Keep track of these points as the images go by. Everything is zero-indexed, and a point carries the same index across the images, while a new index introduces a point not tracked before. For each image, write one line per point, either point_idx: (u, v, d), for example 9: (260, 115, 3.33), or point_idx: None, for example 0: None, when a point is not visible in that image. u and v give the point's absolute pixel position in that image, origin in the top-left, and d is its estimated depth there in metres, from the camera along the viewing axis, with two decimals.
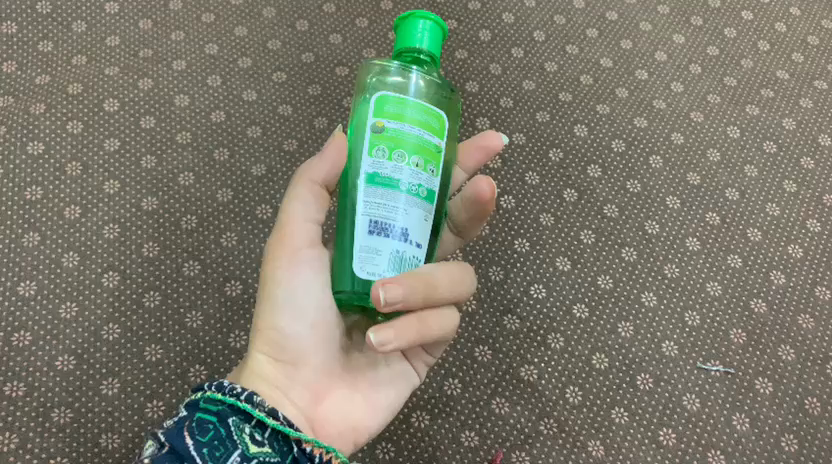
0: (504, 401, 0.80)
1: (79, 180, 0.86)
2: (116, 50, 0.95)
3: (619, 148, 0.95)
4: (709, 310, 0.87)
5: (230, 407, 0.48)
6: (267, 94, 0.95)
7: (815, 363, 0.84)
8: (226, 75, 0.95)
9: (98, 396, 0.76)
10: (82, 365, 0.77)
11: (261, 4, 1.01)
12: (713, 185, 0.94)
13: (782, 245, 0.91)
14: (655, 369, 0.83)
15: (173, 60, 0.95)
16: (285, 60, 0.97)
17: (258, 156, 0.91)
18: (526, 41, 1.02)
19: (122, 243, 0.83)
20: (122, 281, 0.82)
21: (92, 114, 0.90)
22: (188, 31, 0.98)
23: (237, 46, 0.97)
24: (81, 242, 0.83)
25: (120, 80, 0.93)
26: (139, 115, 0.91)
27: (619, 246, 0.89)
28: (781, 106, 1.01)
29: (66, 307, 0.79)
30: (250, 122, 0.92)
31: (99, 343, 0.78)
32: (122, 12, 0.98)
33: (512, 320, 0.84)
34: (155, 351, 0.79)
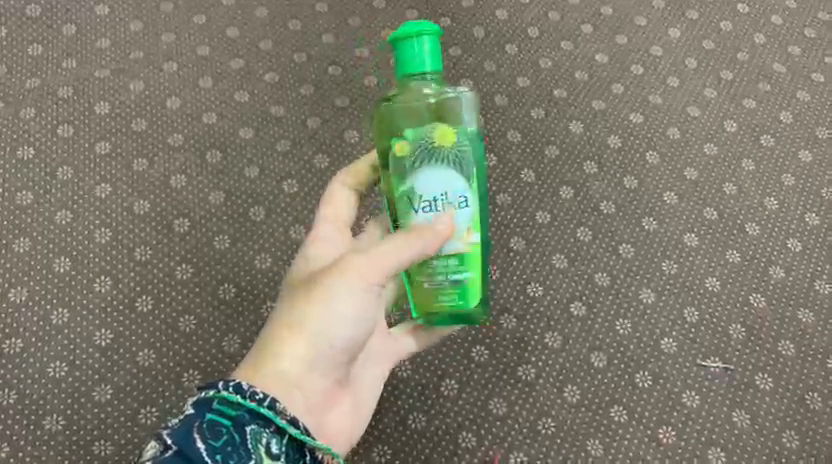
0: (523, 455, 0.87)
1: (108, 248, 0.94)
2: (146, 106, 1.02)
3: (609, 211, 1.01)
4: (729, 354, 0.93)
5: (249, 411, 0.56)
6: (295, 149, 1.02)
7: (813, 432, 0.88)
8: (255, 129, 1.02)
9: (139, 458, 0.84)
10: (121, 451, 0.84)
11: (284, 58, 1.08)
12: (724, 237, 1.00)
13: (796, 297, 0.96)
14: (679, 424, 0.89)
15: (203, 115, 1.02)
16: (307, 111, 1.04)
17: (288, 211, 0.98)
18: (542, 99, 1.08)
19: (154, 317, 0.91)
20: (158, 359, 0.88)
21: (123, 177, 0.98)
22: (216, 82, 1.05)
23: (263, 100, 1.04)
24: (117, 309, 0.91)
25: (151, 138, 1.00)
26: (168, 175, 0.98)
27: (613, 321, 0.94)
28: (783, 162, 1.05)
29: (103, 390, 0.86)
30: (282, 177, 1.00)
31: (136, 427, 0.85)
32: (151, 67, 1.05)
33: (528, 370, 0.91)
34: (178, 431, 0.83)
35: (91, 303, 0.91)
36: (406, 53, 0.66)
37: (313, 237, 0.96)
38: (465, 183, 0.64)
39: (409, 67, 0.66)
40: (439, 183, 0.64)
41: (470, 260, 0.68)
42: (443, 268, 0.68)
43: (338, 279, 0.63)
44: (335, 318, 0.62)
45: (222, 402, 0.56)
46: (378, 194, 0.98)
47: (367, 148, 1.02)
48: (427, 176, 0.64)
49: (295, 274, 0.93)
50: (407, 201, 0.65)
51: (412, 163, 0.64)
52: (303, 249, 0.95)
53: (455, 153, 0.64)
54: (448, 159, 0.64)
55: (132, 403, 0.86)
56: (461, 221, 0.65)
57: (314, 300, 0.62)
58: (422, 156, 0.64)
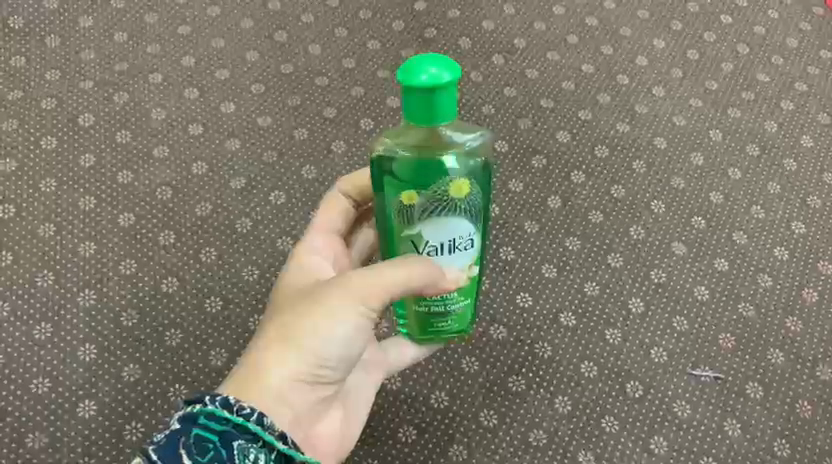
0: (492, 413, 0.78)
1: (54, 195, 0.85)
2: (90, 64, 0.94)
3: (602, 154, 0.95)
4: (697, 315, 0.85)
5: (237, 426, 0.50)
6: (246, 105, 0.93)
7: (802, 379, 0.82)
8: (203, 87, 0.94)
9: (74, 420, 0.74)
10: (57, 389, 0.75)
11: (238, 16, 1.00)
12: (697, 189, 0.93)
13: (767, 247, 0.90)
14: (644, 376, 0.81)
15: (149, 73, 0.94)
16: (263, 72, 0.96)
17: (237, 168, 0.89)
18: (507, 48, 1.02)
19: (98, 261, 0.82)
20: (99, 299, 0.80)
21: (65, 129, 0.89)
22: (164, 43, 0.97)
23: (214, 58, 0.96)
24: (55, 261, 0.82)
25: (96, 95, 0.92)
26: (114, 130, 0.90)
27: (604, 254, 0.88)
28: (762, 109, 1.00)
29: (41, 328, 0.78)
30: (228, 135, 0.91)
31: (74, 364, 0.77)
32: (96, 25, 0.97)
33: (499, 330, 0.83)
34: (133, 371, 0.77)
35: (32, 243, 0.82)
36: (434, 92, 0.51)
37: (273, 188, 0.88)
38: (473, 225, 0.58)
39: (434, 122, 0.53)
40: (441, 232, 0.57)
41: (466, 294, 0.63)
42: (440, 299, 0.62)
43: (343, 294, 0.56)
44: (336, 334, 0.55)
45: (209, 417, 0.50)
46: (344, 138, 0.92)
47: (333, 93, 0.95)
48: (433, 229, 0.57)
49: (257, 217, 0.86)
50: (410, 244, 0.59)
51: (420, 213, 0.56)
52: (260, 193, 0.88)
53: (468, 205, 0.57)
54: (459, 210, 0.57)
55: (71, 353, 0.77)
56: (460, 265, 0.60)
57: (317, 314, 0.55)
58: (430, 207, 0.56)
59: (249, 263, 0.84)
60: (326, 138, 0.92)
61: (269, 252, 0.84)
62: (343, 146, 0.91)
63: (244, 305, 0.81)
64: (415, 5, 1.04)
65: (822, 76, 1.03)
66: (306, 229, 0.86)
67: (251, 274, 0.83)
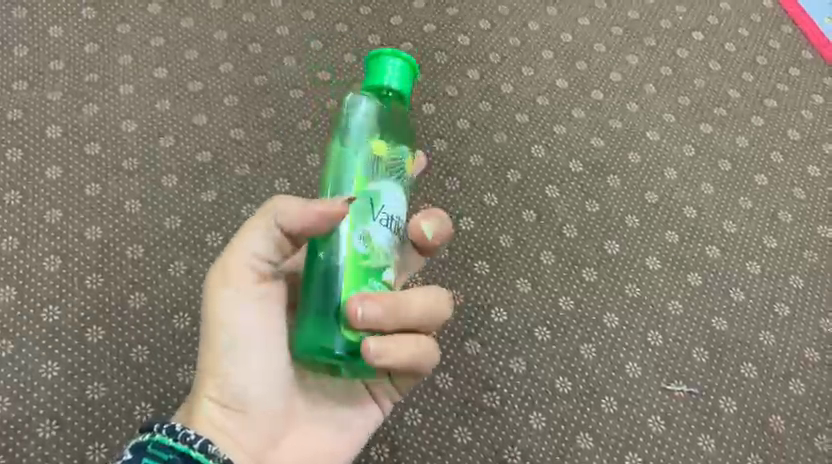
0: (467, 429, 0.78)
1: (18, 207, 0.83)
2: (59, 75, 0.92)
3: (577, 168, 0.95)
4: (671, 330, 0.85)
5: (182, 456, 0.48)
6: (219, 117, 0.92)
7: (775, 394, 0.82)
8: (175, 100, 0.92)
9: (34, 440, 0.72)
10: (17, 407, 0.73)
11: (212, 27, 0.99)
12: (670, 204, 0.94)
13: (740, 262, 0.90)
14: (619, 391, 0.81)
15: (121, 84, 0.92)
16: (237, 84, 0.95)
17: (208, 181, 0.88)
18: (481, 62, 1.02)
19: (63, 276, 0.80)
20: (63, 315, 0.78)
21: (33, 140, 0.87)
22: (136, 54, 0.95)
23: (186, 70, 0.95)
24: (18, 276, 0.79)
25: (65, 106, 0.90)
26: (83, 142, 0.88)
27: (578, 268, 0.88)
28: (734, 125, 1.01)
29: (2, 344, 0.76)
30: (200, 147, 0.90)
31: (36, 382, 0.74)
32: (66, 35, 0.95)
33: (473, 345, 0.82)
34: (97, 389, 0.75)
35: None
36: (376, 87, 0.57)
37: (244, 202, 0.87)
38: None
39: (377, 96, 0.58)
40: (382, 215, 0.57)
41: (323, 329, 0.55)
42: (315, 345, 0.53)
43: (221, 289, 0.54)
44: (237, 334, 0.54)
45: (157, 445, 0.49)
46: (318, 151, 0.91)
47: (308, 107, 0.94)
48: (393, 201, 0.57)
49: (227, 231, 0.85)
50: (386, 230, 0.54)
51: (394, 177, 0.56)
52: (230, 207, 0.86)
53: None
54: None
55: (32, 369, 0.75)
56: None
57: (216, 322, 0.54)
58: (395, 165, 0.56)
59: None
60: (299, 151, 0.91)
61: None
62: (317, 160, 0.91)
63: None
64: (391, 19, 1.03)
65: (791, 92, 1.05)
66: None
67: None
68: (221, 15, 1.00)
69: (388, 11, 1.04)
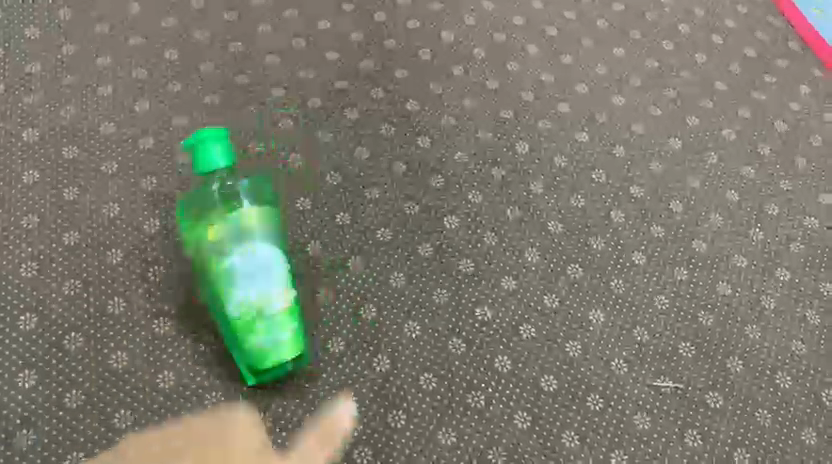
0: (527, 415, 0.80)
1: (86, 218, 0.86)
2: (109, 78, 0.96)
3: (621, 153, 0.99)
4: (722, 313, 0.88)
5: None
6: (264, 113, 0.96)
7: (813, 391, 0.84)
8: (223, 95, 0.97)
9: (110, 431, 0.74)
10: (92, 400, 0.76)
11: (250, 27, 1.03)
12: (715, 187, 0.97)
13: (784, 244, 0.94)
14: (672, 371, 0.84)
15: (169, 84, 0.97)
16: (285, 79, 1.00)
17: (260, 174, 0.91)
18: (519, 53, 1.06)
19: (125, 268, 0.83)
20: (128, 307, 0.81)
21: (88, 138, 0.91)
22: (182, 52, 1.00)
23: (231, 66, 1.00)
24: (83, 269, 0.82)
25: (116, 107, 0.94)
26: (135, 139, 0.92)
27: (627, 253, 0.91)
28: (770, 112, 1.05)
29: (72, 338, 0.78)
30: (247, 141, 0.94)
31: (107, 373, 0.77)
32: (115, 34, 0.99)
33: (528, 329, 0.85)
34: (165, 377, 0.78)
35: (65, 265, 0.82)
36: None
37: (294, 205, 0.89)
38: None
39: None
40: None
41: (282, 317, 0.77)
42: None
43: None
44: None
45: None
46: (364, 157, 0.94)
47: (352, 117, 0.97)
48: None
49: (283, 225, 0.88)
50: None
51: None
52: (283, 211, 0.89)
53: None
54: None
55: (105, 369, 0.77)
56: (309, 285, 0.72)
57: None
58: None
59: None
60: (347, 145, 0.95)
61: (306, 249, 0.87)
62: (365, 153, 0.95)
63: None
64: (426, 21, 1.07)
65: (813, 96, 1.08)
66: (329, 248, 0.88)
67: None
68: (266, 32, 1.03)
69: (419, 12, 1.08)
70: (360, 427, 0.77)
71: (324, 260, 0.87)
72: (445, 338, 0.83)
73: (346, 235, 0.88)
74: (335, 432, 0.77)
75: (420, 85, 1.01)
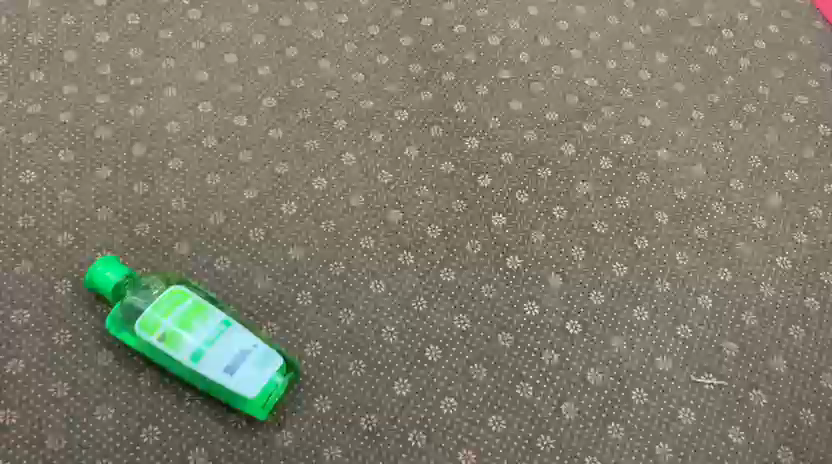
0: (501, 418, 0.75)
1: (69, 208, 0.82)
2: (71, 65, 0.92)
3: (607, 166, 0.93)
4: (701, 324, 0.82)
5: None
6: (228, 106, 0.91)
7: (786, 413, 0.78)
8: (183, 88, 0.92)
9: (50, 415, 0.70)
10: (34, 390, 0.71)
11: (218, 20, 0.98)
12: (701, 202, 0.91)
13: (770, 257, 0.88)
14: (648, 383, 0.78)
15: (131, 77, 0.92)
16: (252, 82, 0.93)
17: (221, 168, 0.86)
18: (513, 63, 1.00)
19: (71, 253, 0.79)
20: (74, 289, 0.77)
21: (47, 124, 0.87)
22: (145, 46, 0.94)
23: (198, 60, 0.94)
24: (30, 252, 0.78)
25: (78, 92, 0.89)
26: (93, 127, 0.87)
27: (608, 263, 0.85)
28: (764, 119, 0.99)
29: (19, 313, 0.75)
30: (203, 132, 0.89)
31: (53, 351, 0.73)
32: (79, 23, 0.95)
33: (507, 337, 0.80)
34: (108, 358, 0.74)
35: (41, 254, 0.78)
36: None
37: (275, 198, 0.85)
38: None
39: None
40: None
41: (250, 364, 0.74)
42: None
43: None
44: None
45: None
46: (354, 150, 0.90)
47: (342, 107, 0.93)
48: None
49: (246, 222, 0.83)
50: None
51: None
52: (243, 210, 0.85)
53: None
54: None
55: None
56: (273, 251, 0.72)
57: None
58: None
59: (239, 266, 0.80)
60: (317, 144, 0.90)
61: (269, 259, 0.81)
62: (353, 159, 0.89)
63: (254, 313, 0.78)
64: (421, 20, 1.02)
65: (812, 104, 1.02)
66: (315, 237, 0.83)
67: (246, 276, 0.80)
68: (256, 19, 0.99)
69: (416, 12, 1.02)
70: (339, 421, 0.74)
71: (286, 263, 0.81)
72: (429, 332, 0.79)
73: (334, 226, 0.84)
74: (316, 428, 0.73)
75: (409, 75, 0.97)
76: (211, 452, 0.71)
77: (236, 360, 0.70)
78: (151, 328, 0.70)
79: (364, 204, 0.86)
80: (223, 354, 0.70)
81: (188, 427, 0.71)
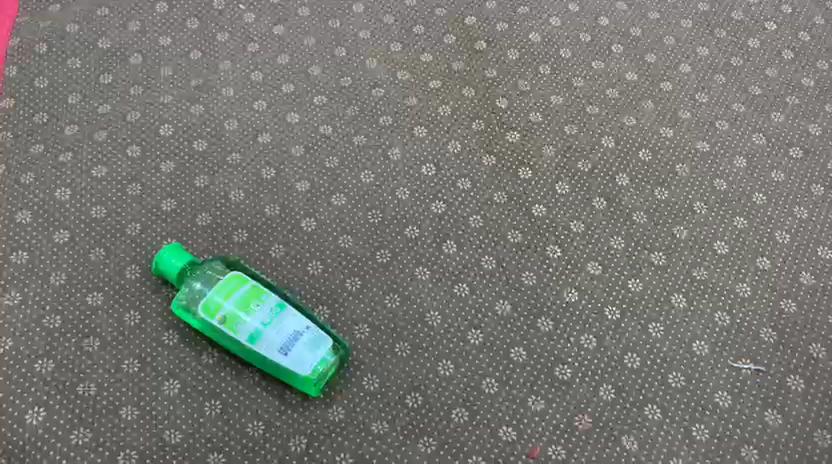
0: (540, 398, 0.78)
1: (138, 200, 0.88)
2: (137, 68, 0.98)
3: (646, 157, 0.95)
4: (740, 311, 0.84)
5: None
6: (281, 104, 0.97)
7: (826, 399, 0.79)
8: (239, 88, 0.97)
9: (123, 389, 0.77)
10: (107, 365, 0.78)
11: (271, 23, 1.04)
12: (740, 191, 0.93)
13: (810, 246, 0.89)
14: (686, 368, 0.81)
15: (191, 78, 0.98)
16: (304, 81, 0.99)
17: (275, 163, 0.92)
18: (553, 58, 1.03)
19: (140, 242, 0.85)
20: (142, 274, 0.83)
21: (116, 122, 0.94)
22: (204, 49, 1.01)
23: (252, 62, 1.00)
24: (104, 241, 0.85)
25: (144, 93, 0.96)
26: (158, 124, 0.94)
27: (647, 251, 0.88)
28: (807, 112, 1.00)
29: (93, 295, 0.82)
30: (259, 129, 0.94)
31: (125, 332, 0.80)
32: (144, 29, 1.02)
33: (546, 322, 0.83)
34: (172, 336, 0.80)
35: (113, 242, 0.85)
36: None
37: (326, 190, 0.90)
38: None
39: None
40: None
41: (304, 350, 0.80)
42: None
43: None
44: None
45: None
46: (400, 145, 0.94)
47: (388, 104, 0.98)
48: None
49: (298, 213, 0.88)
50: None
51: None
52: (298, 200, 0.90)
53: None
54: None
55: None
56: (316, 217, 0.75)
57: None
58: None
59: (292, 254, 0.86)
60: (365, 139, 0.94)
61: (320, 247, 0.86)
62: (399, 152, 0.94)
63: (306, 297, 0.83)
64: (465, 19, 1.05)
65: None
66: (363, 227, 0.88)
67: (298, 263, 0.85)
68: (307, 22, 1.04)
69: (460, 12, 1.06)
70: (386, 399, 0.78)
71: (337, 251, 0.86)
72: (472, 317, 0.83)
73: (381, 216, 0.89)
74: (365, 405, 0.78)
75: (453, 72, 1.01)
76: (268, 425, 0.76)
77: (289, 340, 0.75)
78: (212, 310, 0.76)
79: (410, 195, 0.91)
80: (275, 336, 0.75)
81: (247, 402, 0.77)
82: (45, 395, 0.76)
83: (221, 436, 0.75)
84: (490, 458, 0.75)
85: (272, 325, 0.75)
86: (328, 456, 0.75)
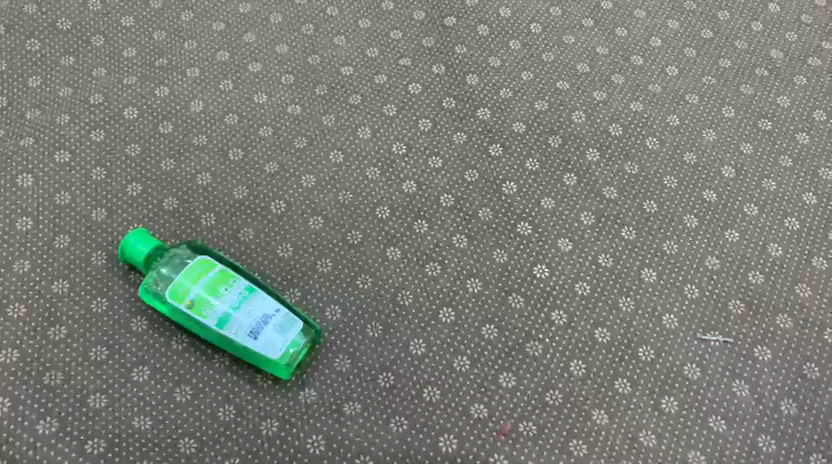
0: (511, 375, 0.79)
1: (103, 184, 0.86)
2: (100, 49, 0.96)
3: (616, 131, 0.95)
4: (709, 283, 0.85)
5: None
6: (248, 84, 0.95)
7: (793, 368, 0.81)
8: (205, 68, 0.96)
9: (91, 376, 0.76)
10: (74, 353, 0.77)
11: (237, 1, 1.01)
12: (709, 164, 0.93)
13: (778, 218, 0.89)
14: (656, 341, 0.81)
15: (155, 58, 0.96)
16: (271, 61, 0.97)
17: (243, 144, 0.90)
18: (523, 33, 1.02)
19: (106, 228, 0.84)
20: (109, 260, 0.82)
21: (78, 105, 0.91)
22: (169, 29, 0.98)
23: (217, 41, 0.98)
24: (69, 227, 0.84)
25: (107, 74, 0.94)
26: (122, 107, 0.92)
27: (618, 226, 0.88)
28: (776, 84, 1.00)
29: (58, 283, 0.80)
30: (226, 110, 0.93)
31: (92, 319, 0.79)
32: (105, 9, 0.99)
33: (517, 299, 0.83)
34: (141, 322, 0.79)
35: (78, 228, 0.84)
36: None
37: (295, 171, 0.89)
38: None
39: None
40: None
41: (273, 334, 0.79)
42: None
43: None
44: None
45: None
46: (369, 124, 0.93)
47: (357, 82, 0.96)
48: None
49: (267, 194, 0.87)
50: None
51: None
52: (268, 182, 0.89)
53: None
54: None
55: None
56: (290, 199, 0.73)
57: None
58: None
59: (261, 236, 0.85)
60: (334, 119, 0.93)
61: (289, 229, 0.85)
62: (368, 132, 0.93)
63: (276, 280, 0.82)
64: None
65: (826, 67, 1.02)
66: (333, 208, 0.87)
67: (267, 245, 0.84)
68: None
69: None
70: (358, 380, 0.78)
71: (307, 232, 0.85)
72: (443, 296, 0.83)
73: (351, 197, 0.88)
74: (336, 386, 0.78)
75: (422, 49, 1.00)
76: (239, 409, 0.76)
77: (259, 324, 0.74)
78: (180, 294, 0.75)
79: (380, 175, 0.90)
80: (244, 321, 0.74)
81: (217, 387, 0.76)
82: (11, 386, 0.75)
83: (192, 422, 0.75)
84: (462, 435, 0.76)
85: (242, 310, 0.75)
86: (300, 438, 0.75)
